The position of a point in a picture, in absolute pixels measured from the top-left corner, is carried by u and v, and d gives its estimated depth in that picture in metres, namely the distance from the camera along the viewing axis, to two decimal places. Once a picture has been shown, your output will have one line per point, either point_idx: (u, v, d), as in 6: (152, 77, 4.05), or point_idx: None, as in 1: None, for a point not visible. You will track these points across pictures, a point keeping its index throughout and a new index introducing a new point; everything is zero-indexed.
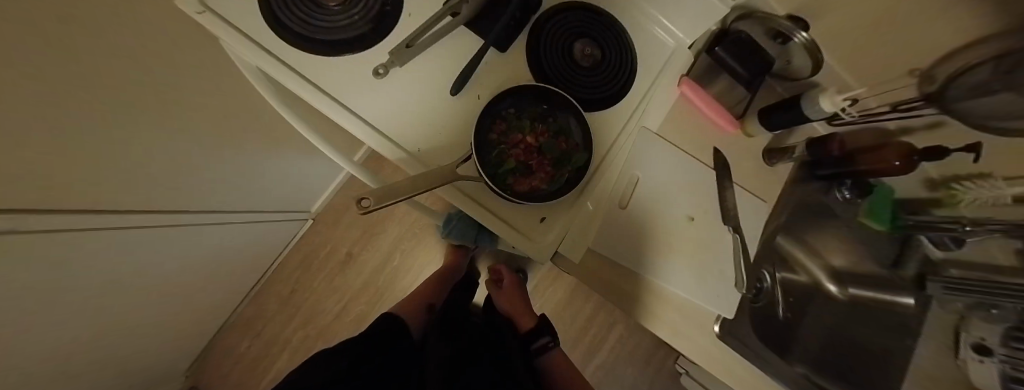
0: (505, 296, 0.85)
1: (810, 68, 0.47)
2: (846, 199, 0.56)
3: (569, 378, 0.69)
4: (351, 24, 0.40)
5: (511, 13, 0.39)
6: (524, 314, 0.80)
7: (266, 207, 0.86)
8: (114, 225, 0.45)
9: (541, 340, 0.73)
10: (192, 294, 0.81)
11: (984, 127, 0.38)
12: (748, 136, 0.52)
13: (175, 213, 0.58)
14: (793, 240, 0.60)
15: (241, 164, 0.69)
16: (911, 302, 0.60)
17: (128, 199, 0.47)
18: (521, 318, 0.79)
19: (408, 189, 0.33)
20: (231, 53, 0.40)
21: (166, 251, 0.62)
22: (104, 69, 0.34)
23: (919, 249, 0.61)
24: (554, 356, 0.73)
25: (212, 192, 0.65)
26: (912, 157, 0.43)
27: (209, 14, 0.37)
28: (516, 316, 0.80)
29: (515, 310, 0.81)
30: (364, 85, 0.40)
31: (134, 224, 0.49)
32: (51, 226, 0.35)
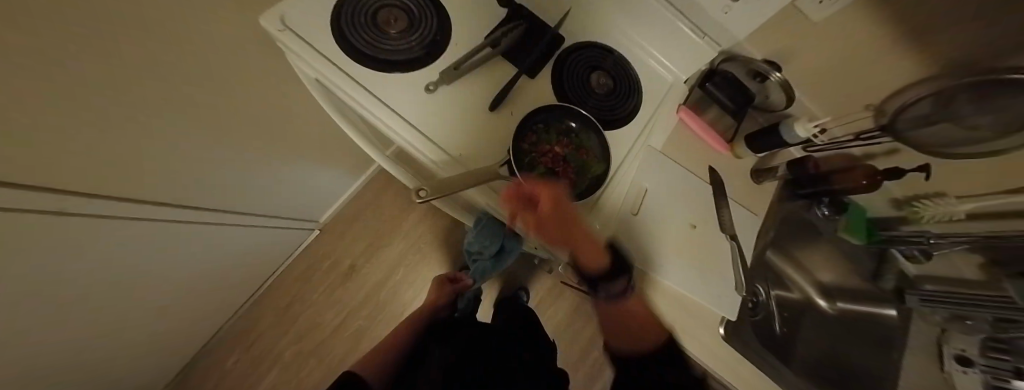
0: (558, 188, 0.40)
1: (784, 103, 0.57)
2: (826, 216, 0.63)
3: (622, 329, 0.40)
4: (409, 48, 0.48)
5: (537, 51, 0.48)
6: (584, 235, 0.39)
7: (274, 212, 0.89)
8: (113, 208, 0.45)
9: (609, 289, 0.40)
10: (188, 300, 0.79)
11: (931, 151, 0.46)
12: (738, 157, 0.60)
13: (181, 208, 0.60)
14: (783, 253, 0.66)
15: (261, 167, 0.73)
16: (893, 313, 0.65)
17: (135, 184, 0.49)
18: (581, 252, 0.39)
19: (457, 184, 0.39)
20: (299, 66, 0.48)
21: (169, 249, 0.63)
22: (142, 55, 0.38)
23: (896, 265, 0.66)
24: (619, 310, 0.40)
25: (224, 188, 0.67)
26: (878, 177, 0.51)
27: (287, 31, 0.45)
28: (577, 222, 0.38)
29: (571, 233, 0.38)
30: (414, 97, 0.47)
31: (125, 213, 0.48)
32: (47, 206, 0.36)
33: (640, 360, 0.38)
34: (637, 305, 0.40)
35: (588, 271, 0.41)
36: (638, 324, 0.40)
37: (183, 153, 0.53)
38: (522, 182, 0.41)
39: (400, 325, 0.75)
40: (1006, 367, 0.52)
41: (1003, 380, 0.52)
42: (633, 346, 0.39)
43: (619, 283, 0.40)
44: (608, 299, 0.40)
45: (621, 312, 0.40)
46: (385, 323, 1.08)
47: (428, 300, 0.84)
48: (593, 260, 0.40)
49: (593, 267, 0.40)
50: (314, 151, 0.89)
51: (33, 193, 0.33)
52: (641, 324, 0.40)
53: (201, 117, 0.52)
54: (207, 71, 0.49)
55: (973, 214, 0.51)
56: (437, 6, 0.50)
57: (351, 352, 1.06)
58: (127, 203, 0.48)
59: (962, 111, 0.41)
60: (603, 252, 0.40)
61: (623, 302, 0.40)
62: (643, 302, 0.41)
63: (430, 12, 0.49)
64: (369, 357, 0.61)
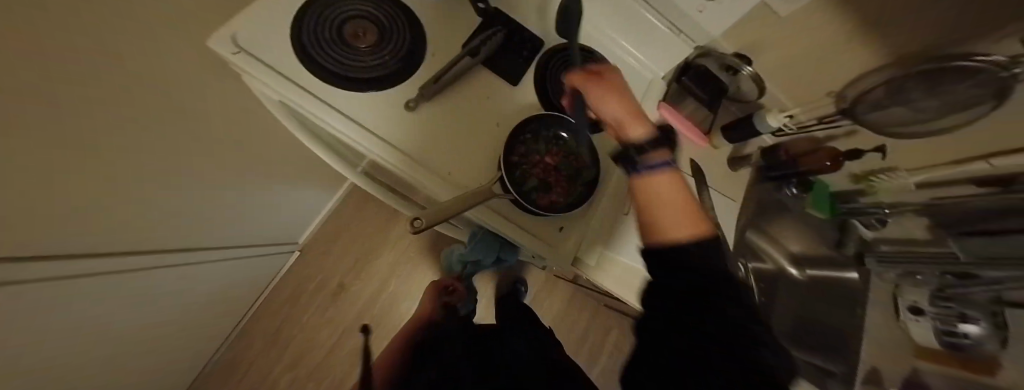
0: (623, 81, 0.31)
1: (756, 93, 0.59)
2: (794, 194, 0.67)
3: (658, 212, 0.23)
4: (381, 63, 0.44)
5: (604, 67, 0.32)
6: (636, 109, 0.27)
7: (245, 240, 0.83)
8: (33, 271, 0.38)
9: (649, 148, 0.25)
10: (156, 341, 0.74)
11: (886, 132, 0.51)
12: (715, 148, 0.62)
13: (116, 255, 0.52)
14: (759, 232, 0.70)
15: (219, 196, 0.67)
16: (855, 275, 0.73)
17: (64, 234, 0.42)
18: (622, 119, 0.27)
19: (449, 209, 0.38)
20: (259, 87, 0.45)
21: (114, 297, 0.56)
22: (55, 92, 0.32)
23: (855, 233, 0.72)
24: (648, 185, 0.24)
25: (173, 224, 0.60)
26: (839, 158, 0.56)
27: (242, 54, 0.41)
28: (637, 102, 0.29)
29: (622, 98, 0.28)
30: (394, 116, 0.44)
31: (53, 270, 0.42)
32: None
33: (673, 263, 0.22)
34: (681, 182, 0.24)
35: (625, 144, 0.26)
36: (676, 210, 0.23)
37: (111, 194, 0.46)
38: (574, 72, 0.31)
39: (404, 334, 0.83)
40: (949, 313, 0.58)
41: (949, 325, 0.57)
42: (661, 236, 0.23)
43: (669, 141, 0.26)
44: (637, 164, 0.25)
45: (649, 197, 0.24)
46: (383, 336, 1.05)
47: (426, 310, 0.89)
48: (635, 123, 0.26)
49: (634, 133, 0.26)
50: (282, 173, 0.83)
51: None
52: (689, 212, 0.23)
53: (129, 150, 0.45)
54: (141, 95, 0.43)
55: (921, 185, 0.57)
56: (408, 14, 0.47)
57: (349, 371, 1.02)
58: (58, 259, 0.42)
59: (907, 96, 0.45)
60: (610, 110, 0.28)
61: (649, 173, 0.24)
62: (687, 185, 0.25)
63: (402, 21, 0.46)
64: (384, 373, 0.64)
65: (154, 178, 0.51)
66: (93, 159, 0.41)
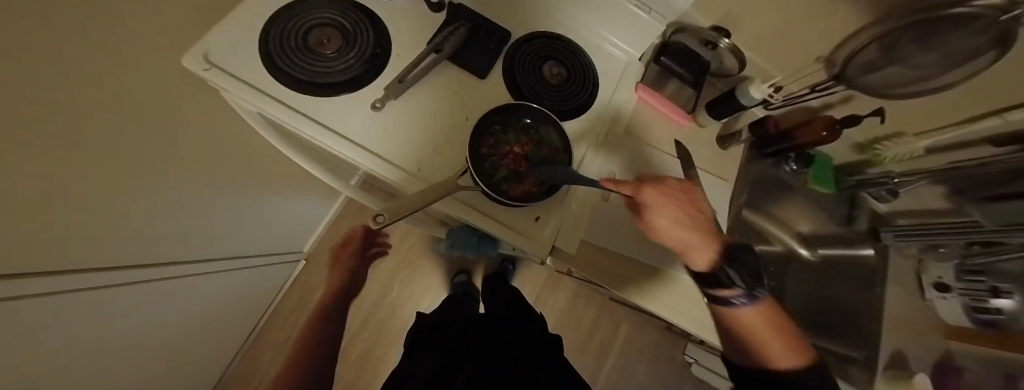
0: (703, 201, 0.36)
1: (737, 65, 0.56)
2: (795, 171, 0.63)
3: (756, 345, 0.29)
4: (348, 67, 0.45)
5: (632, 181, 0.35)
6: (710, 239, 0.32)
7: (259, 251, 0.86)
8: (95, 283, 0.42)
9: (736, 289, 0.30)
10: (191, 352, 0.78)
11: (884, 94, 0.46)
12: (701, 127, 0.59)
13: (167, 265, 0.57)
14: (760, 212, 0.66)
15: (239, 206, 0.71)
16: (870, 252, 0.66)
17: (125, 251, 0.47)
18: (691, 248, 0.32)
19: (416, 204, 0.37)
20: (234, 101, 0.46)
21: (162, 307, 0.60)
22: (91, 125, 0.35)
23: (866, 206, 0.67)
24: (736, 316, 0.31)
25: (204, 238, 0.64)
26: (835, 127, 0.53)
27: (213, 69, 0.42)
28: (710, 224, 0.34)
29: (694, 231, 0.32)
30: (361, 117, 0.45)
31: (114, 281, 0.46)
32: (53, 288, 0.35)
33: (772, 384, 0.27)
34: (766, 305, 0.31)
35: (700, 275, 0.33)
36: (772, 338, 0.29)
37: (154, 213, 0.50)
38: (643, 193, 0.34)
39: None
40: (980, 288, 0.53)
41: (981, 300, 0.53)
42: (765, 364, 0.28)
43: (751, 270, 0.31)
44: (721, 303, 0.31)
45: (743, 327, 0.31)
46: (390, 339, 1.07)
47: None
48: (704, 255, 0.32)
49: (703, 264, 0.32)
50: (288, 178, 0.85)
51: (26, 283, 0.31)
52: (777, 334, 0.29)
53: (156, 169, 0.49)
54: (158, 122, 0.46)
55: (931, 149, 0.53)
56: (370, 17, 0.47)
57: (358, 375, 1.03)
58: (117, 271, 0.46)
59: (904, 52, 0.40)
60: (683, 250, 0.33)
61: (736, 309, 0.31)
62: (772, 302, 0.31)
63: (365, 24, 0.47)
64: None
65: (185, 195, 0.55)
66: (136, 185, 0.45)
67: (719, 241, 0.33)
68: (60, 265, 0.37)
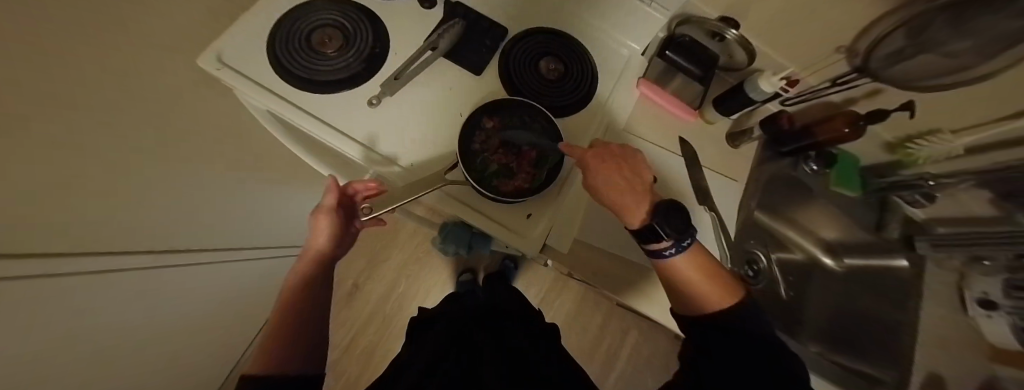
0: (644, 164, 0.37)
1: (746, 59, 0.54)
2: (814, 171, 0.58)
3: (687, 287, 0.30)
4: (347, 65, 0.47)
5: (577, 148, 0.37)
6: (644, 200, 0.34)
7: (283, 242, 0.91)
8: (151, 262, 0.47)
9: (666, 240, 0.30)
10: (220, 337, 0.83)
11: (920, 86, 0.41)
12: (710, 124, 0.56)
13: (216, 249, 0.63)
14: (776, 216, 0.62)
15: (265, 201, 0.75)
16: (905, 263, 0.60)
17: (176, 236, 0.52)
18: (623, 207, 0.33)
19: (398, 198, 0.39)
20: (246, 100, 0.49)
21: (205, 289, 0.65)
22: (117, 124, 0.39)
23: (900, 211, 0.60)
24: (669, 265, 0.31)
25: (238, 228, 0.69)
26: (858, 123, 0.49)
27: (225, 69, 0.45)
28: (646, 186, 0.35)
29: (632, 194, 0.34)
30: (360, 113, 0.47)
31: (168, 261, 0.51)
32: (110, 265, 0.40)
33: (711, 324, 0.28)
34: (693, 251, 0.32)
35: (636, 232, 0.33)
36: (700, 281, 0.30)
37: (201, 204, 0.55)
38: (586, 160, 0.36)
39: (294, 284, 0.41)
40: None
41: None
42: (692, 303, 0.30)
43: (678, 221, 0.30)
44: (654, 256, 0.32)
45: (675, 274, 0.31)
46: (395, 335, 1.08)
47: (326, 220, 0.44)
48: (637, 214, 0.33)
49: (638, 223, 0.33)
50: (310, 175, 0.89)
51: (88, 260, 0.36)
52: (705, 275, 0.30)
53: None
54: (192, 121, 0.50)
55: (972, 149, 0.48)
56: (370, 17, 0.49)
57: (365, 368, 1.06)
58: (171, 254, 0.51)
59: (934, 38, 0.36)
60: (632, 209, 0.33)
61: (668, 259, 0.31)
62: (701, 250, 0.32)
63: (365, 24, 0.48)
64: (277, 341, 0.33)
65: (222, 187, 0.60)
66: (184, 175, 0.49)
67: (651, 199, 0.34)
68: (125, 247, 0.42)
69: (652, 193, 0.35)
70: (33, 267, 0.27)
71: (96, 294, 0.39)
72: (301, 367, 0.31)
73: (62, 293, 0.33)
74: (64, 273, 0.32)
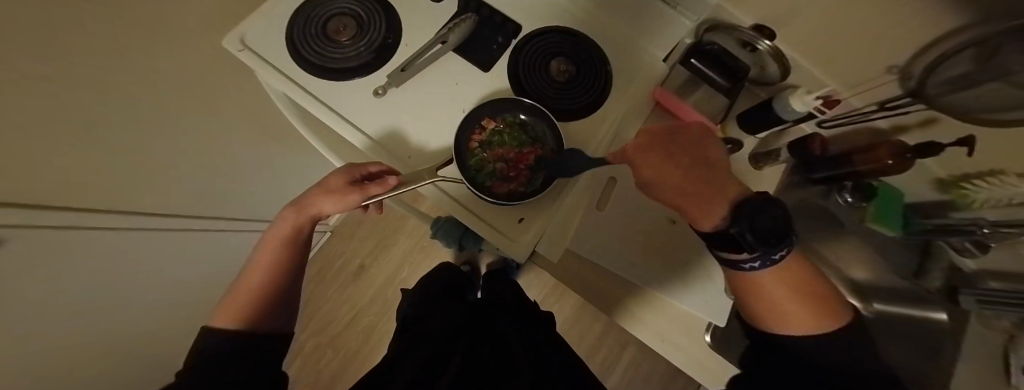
0: (715, 152, 0.28)
1: (780, 74, 0.49)
2: (848, 203, 0.52)
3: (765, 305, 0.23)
4: (357, 54, 0.48)
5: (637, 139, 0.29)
6: (719, 194, 0.24)
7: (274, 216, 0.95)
8: (90, 225, 0.47)
9: (750, 251, 0.21)
10: (211, 296, 0.90)
11: (996, 119, 0.35)
12: (732, 141, 0.52)
13: (171, 216, 0.63)
14: (797, 247, 0.58)
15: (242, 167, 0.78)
16: (945, 317, 0.53)
17: (137, 201, 0.55)
18: (689, 207, 0.25)
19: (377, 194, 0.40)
20: (264, 82, 0.52)
21: (162, 252, 0.66)
22: None
23: (943, 258, 0.53)
24: (746, 276, 0.23)
25: (212, 197, 0.72)
26: (905, 155, 0.42)
27: (247, 51, 0.47)
28: (717, 175, 0.26)
29: (699, 188, 0.25)
30: (366, 103, 0.47)
31: (110, 225, 0.50)
32: (68, 223, 0.43)
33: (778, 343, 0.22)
34: (790, 263, 0.23)
35: (707, 235, 0.25)
36: (788, 302, 0.22)
37: (166, 171, 0.58)
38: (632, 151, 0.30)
39: (280, 241, 0.42)
40: None
41: None
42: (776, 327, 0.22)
43: (772, 223, 0.21)
44: (730, 263, 0.23)
45: (755, 291, 0.23)
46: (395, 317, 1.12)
47: (330, 194, 0.42)
48: (709, 214, 0.24)
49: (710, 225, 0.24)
50: None
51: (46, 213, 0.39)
52: (799, 296, 0.22)
53: None
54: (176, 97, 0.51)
55: None
56: (384, 7, 0.49)
57: (364, 345, 1.10)
58: (132, 215, 0.54)
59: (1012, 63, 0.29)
60: (700, 208, 0.24)
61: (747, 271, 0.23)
62: (796, 260, 0.23)
63: (378, 14, 0.48)
64: (247, 296, 0.37)
65: (196, 160, 0.63)
66: (141, 144, 0.52)
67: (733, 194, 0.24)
68: (61, 203, 0.42)
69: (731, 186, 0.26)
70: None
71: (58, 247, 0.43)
72: (268, 325, 0.35)
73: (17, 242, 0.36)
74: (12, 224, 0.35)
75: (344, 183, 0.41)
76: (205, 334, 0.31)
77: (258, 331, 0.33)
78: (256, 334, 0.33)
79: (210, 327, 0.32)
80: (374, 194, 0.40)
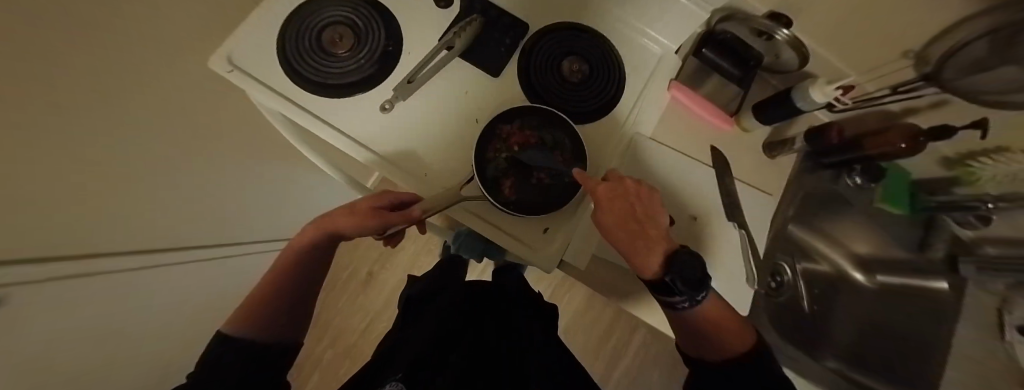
0: (654, 200, 0.32)
1: (797, 61, 0.48)
2: (857, 185, 0.54)
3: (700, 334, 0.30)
4: (357, 67, 0.45)
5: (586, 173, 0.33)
6: (656, 241, 0.30)
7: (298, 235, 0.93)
8: (144, 265, 0.47)
9: (680, 295, 0.28)
10: None
11: (996, 102, 0.37)
12: (745, 132, 0.52)
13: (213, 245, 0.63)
14: (808, 229, 0.59)
15: (263, 191, 0.75)
16: (946, 286, 0.56)
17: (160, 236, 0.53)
18: (636, 256, 0.30)
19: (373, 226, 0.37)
20: (258, 102, 0.47)
21: (198, 286, 0.65)
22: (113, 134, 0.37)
23: (947, 231, 0.56)
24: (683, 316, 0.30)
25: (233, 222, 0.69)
26: (919, 138, 0.43)
27: (237, 71, 0.43)
28: (658, 227, 0.31)
29: (640, 236, 0.30)
30: (372, 119, 0.45)
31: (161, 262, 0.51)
32: (121, 266, 0.43)
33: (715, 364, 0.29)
34: (712, 302, 0.30)
35: (649, 282, 0.31)
36: (716, 329, 0.29)
37: None
38: (594, 190, 0.32)
39: (296, 254, 0.38)
40: None
41: None
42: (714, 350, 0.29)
43: (694, 276, 0.28)
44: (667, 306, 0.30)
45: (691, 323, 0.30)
46: None
47: (352, 216, 0.38)
48: (651, 263, 0.30)
49: (650, 271, 0.30)
50: None
51: (95, 262, 0.37)
52: (725, 327, 0.29)
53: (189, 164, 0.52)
54: (176, 126, 0.48)
55: None
56: (382, 13, 0.46)
57: None
58: (177, 251, 0.54)
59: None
60: (648, 258, 0.30)
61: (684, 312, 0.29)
62: (720, 297, 0.31)
63: (376, 22, 0.45)
64: (261, 299, 0.34)
65: None
66: None
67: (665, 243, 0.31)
68: (118, 249, 0.42)
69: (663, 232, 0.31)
70: (28, 272, 0.27)
71: (107, 291, 0.41)
72: (279, 333, 0.34)
73: (65, 295, 0.35)
74: (63, 277, 0.33)
75: (368, 207, 0.38)
76: (217, 341, 0.29)
77: (266, 343, 0.32)
78: (262, 346, 0.31)
79: (223, 334, 0.30)
80: (394, 225, 0.38)
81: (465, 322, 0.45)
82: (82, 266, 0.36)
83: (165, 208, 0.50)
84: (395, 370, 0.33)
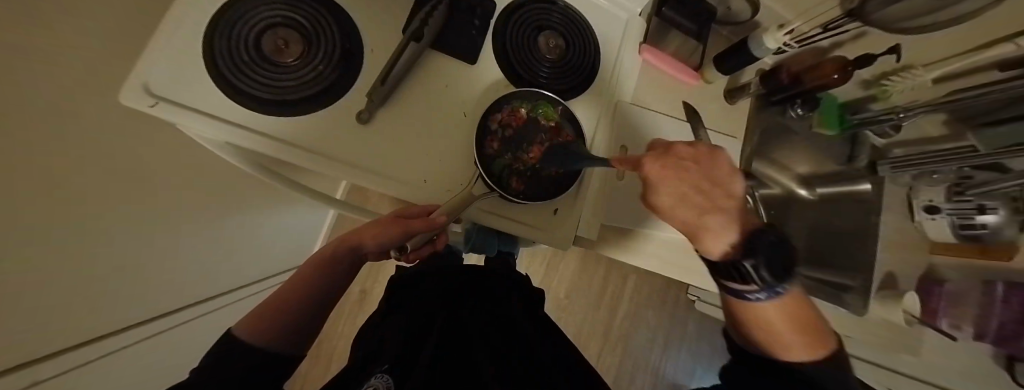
0: (730, 162, 0.18)
1: (749, 11, 0.53)
2: (800, 116, 0.61)
3: (769, 335, 0.21)
4: (316, 76, 0.39)
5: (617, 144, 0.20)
6: (734, 218, 0.18)
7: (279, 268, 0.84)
8: (120, 344, 0.40)
9: (761, 290, 0.19)
10: None
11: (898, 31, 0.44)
12: (709, 83, 0.56)
13: (182, 307, 0.54)
14: (764, 160, 0.67)
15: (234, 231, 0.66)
16: (869, 187, 0.67)
17: (141, 303, 0.45)
18: (701, 238, 0.19)
19: (396, 237, 0.36)
20: (199, 140, 0.38)
21: (182, 351, 0.55)
22: (67, 200, 0.31)
23: (868, 142, 0.68)
24: (753, 312, 0.21)
25: (212, 271, 0.61)
26: (848, 68, 0.49)
27: (162, 104, 0.34)
28: (733, 193, 0.19)
29: (715, 214, 0.18)
30: (349, 133, 0.39)
31: (134, 340, 0.43)
32: (98, 353, 0.36)
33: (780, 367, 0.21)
34: (796, 297, 0.20)
35: (713, 268, 0.20)
36: (795, 337, 0.20)
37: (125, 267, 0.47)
38: (642, 164, 0.18)
39: (319, 264, 0.35)
40: (969, 207, 0.56)
41: (968, 219, 0.56)
42: (776, 353, 0.21)
43: (781, 261, 0.19)
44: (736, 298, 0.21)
45: (761, 323, 0.21)
46: None
47: (373, 227, 0.37)
48: (720, 244, 0.19)
49: (719, 256, 0.19)
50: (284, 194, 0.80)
51: (67, 355, 0.31)
52: (801, 329, 0.21)
53: (144, 219, 0.44)
54: (130, 176, 0.41)
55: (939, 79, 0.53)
56: (331, 11, 0.41)
57: None
58: (145, 323, 0.45)
59: None
60: (720, 238, 0.19)
61: (755, 305, 0.20)
62: (800, 291, 0.21)
63: (326, 20, 0.40)
64: (282, 301, 0.31)
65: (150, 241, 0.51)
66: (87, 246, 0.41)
67: (743, 222, 0.19)
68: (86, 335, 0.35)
69: (738, 207, 0.19)
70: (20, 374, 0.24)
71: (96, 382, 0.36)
72: (286, 344, 0.29)
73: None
74: (48, 381, 0.28)
75: (392, 217, 0.38)
76: (224, 340, 0.26)
77: (267, 346, 0.27)
78: (264, 352, 0.26)
79: (233, 333, 0.27)
80: (415, 232, 0.35)
81: (463, 309, 0.41)
82: (58, 361, 0.30)
83: (129, 275, 0.43)
84: (381, 361, 0.29)
